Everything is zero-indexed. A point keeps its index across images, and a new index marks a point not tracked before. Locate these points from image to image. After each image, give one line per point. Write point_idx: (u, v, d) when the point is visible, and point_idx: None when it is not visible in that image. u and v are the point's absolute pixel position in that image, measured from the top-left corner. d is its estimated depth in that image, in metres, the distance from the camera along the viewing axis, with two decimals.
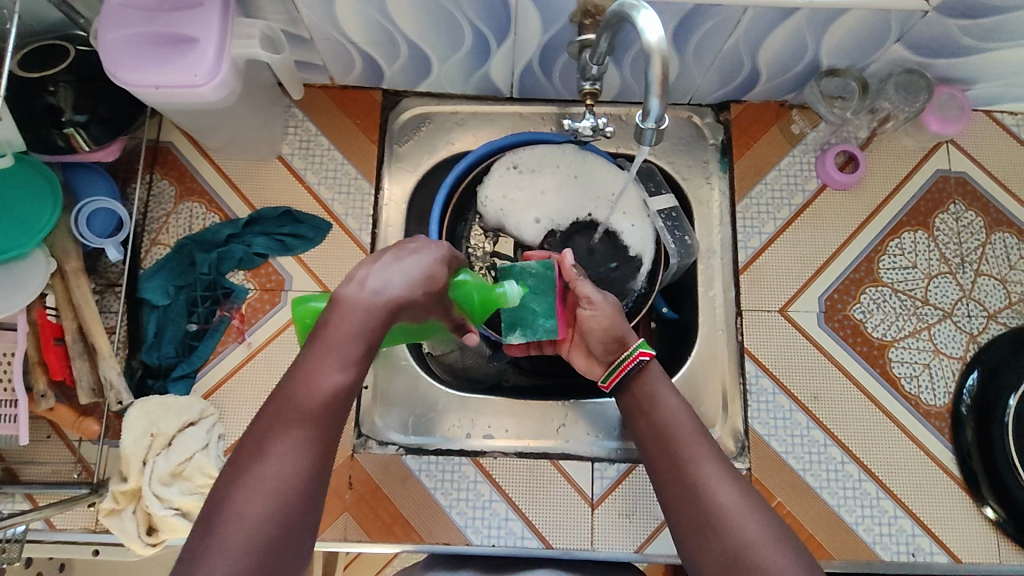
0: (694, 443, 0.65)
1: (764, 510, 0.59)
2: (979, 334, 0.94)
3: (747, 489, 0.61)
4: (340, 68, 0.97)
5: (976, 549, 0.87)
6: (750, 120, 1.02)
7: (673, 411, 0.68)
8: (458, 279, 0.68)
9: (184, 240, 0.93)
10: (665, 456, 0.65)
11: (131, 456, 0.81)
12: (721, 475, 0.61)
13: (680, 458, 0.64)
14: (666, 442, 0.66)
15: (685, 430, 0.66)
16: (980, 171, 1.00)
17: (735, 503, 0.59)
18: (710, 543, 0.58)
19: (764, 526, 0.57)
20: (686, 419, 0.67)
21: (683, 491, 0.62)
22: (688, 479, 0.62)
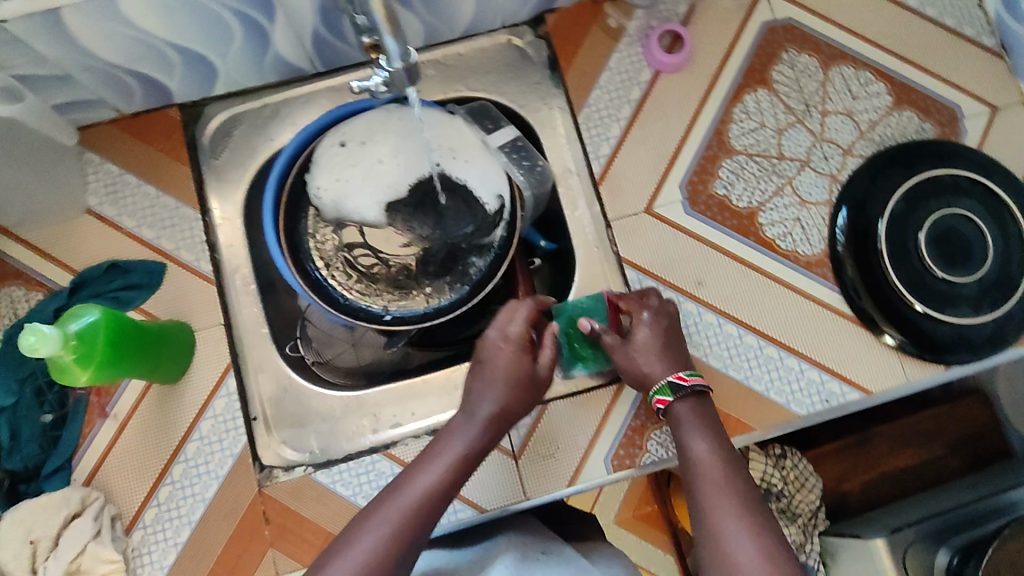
0: (721, 494, 0.66)
1: (786, 565, 0.61)
2: (840, 172, 0.94)
3: (768, 546, 0.62)
4: (119, 97, 0.88)
5: (881, 377, 0.89)
6: (568, 28, 0.97)
7: (699, 464, 0.70)
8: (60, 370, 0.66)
9: (12, 330, 0.85)
10: (694, 503, 0.68)
11: (16, 572, 0.74)
12: (741, 531, 0.63)
13: (707, 505, 0.66)
14: (696, 487, 0.69)
15: (712, 482, 0.68)
16: (804, 13, 0.98)
17: (755, 560, 0.61)
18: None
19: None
20: (715, 472, 0.69)
21: (705, 544, 0.64)
22: (708, 530, 0.64)
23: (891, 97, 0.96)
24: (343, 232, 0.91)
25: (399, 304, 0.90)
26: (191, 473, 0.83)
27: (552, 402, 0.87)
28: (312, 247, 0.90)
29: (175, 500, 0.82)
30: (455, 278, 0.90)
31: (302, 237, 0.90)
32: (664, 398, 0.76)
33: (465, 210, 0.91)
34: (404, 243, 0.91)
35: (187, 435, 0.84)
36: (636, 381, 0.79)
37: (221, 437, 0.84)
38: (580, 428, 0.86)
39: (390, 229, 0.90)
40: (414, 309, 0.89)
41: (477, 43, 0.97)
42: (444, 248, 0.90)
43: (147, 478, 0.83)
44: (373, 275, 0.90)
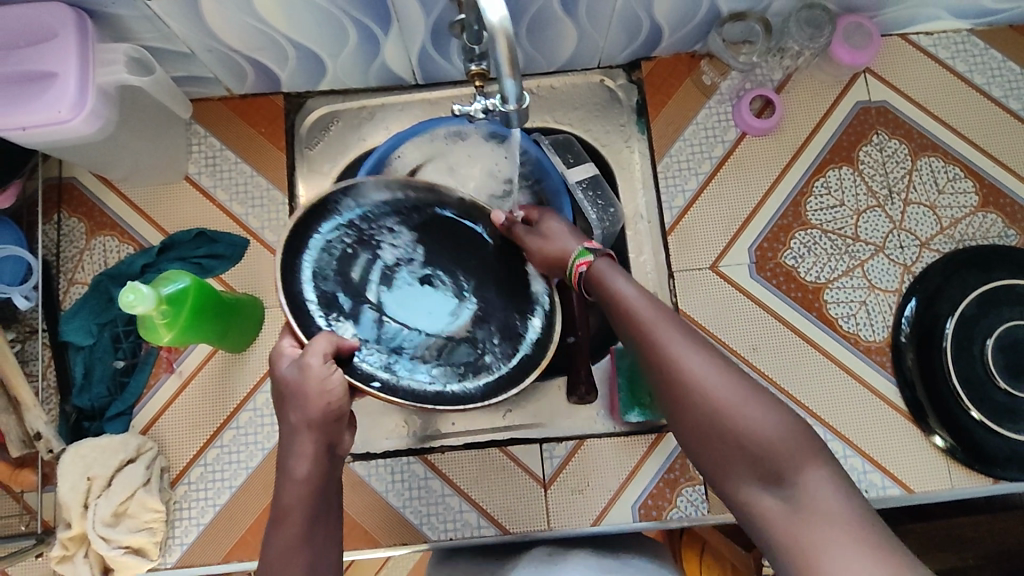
0: (656, 318, 0.62)
1: (739, 374, 0.59)
2: (913, 264, 0.93)
3: (715, 355, 0.59)
4: (231, 79, 0.93)
5: (925, 477, 0.88)
6: (663, 77, 0.98)
7: (626, 296, 0.64)
8: (150, 328, 0.72)
9: (99, 277, 0.90)
10: (630, 335, 0.63)
11: (70, 502, 0.80)
12: (684, 343, 0.60)
13: (647, 335, 0.61)
14: (633, 326, 0.62)
15: (647, 313, 0.62)
16: (902, 98, 0.97)
17: (710, 374, 0.58)
18: (693, 422, 0.57)
19: (738, 391, 0.57)
20: (644, 306, 0.63)
21: (654, 367, 0.60)
22: (660, 364, 0.59)
23: (978, 197, 0.95)
24: (354, 272, 0.77)
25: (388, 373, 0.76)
26: (240, 440, 0.88)
27: (589, 438, 0.89)
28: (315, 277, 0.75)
29: (221, 462, 0.88)
30: (462, 364, 0.79)
31: (305, 258, 0.75)
32: (586, 258, 0.69)
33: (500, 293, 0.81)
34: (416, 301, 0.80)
35: (242, 404, 0.89)
36: (559, 262, 0.73)
37: (272, 412, 0.89)
38: (612, 471, 0.88)
39: (408, 284, 0.80)
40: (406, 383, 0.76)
41: (570, 78, 0.99)
42: (454, 326, 0.80)
43: (199, 436, 0.88)
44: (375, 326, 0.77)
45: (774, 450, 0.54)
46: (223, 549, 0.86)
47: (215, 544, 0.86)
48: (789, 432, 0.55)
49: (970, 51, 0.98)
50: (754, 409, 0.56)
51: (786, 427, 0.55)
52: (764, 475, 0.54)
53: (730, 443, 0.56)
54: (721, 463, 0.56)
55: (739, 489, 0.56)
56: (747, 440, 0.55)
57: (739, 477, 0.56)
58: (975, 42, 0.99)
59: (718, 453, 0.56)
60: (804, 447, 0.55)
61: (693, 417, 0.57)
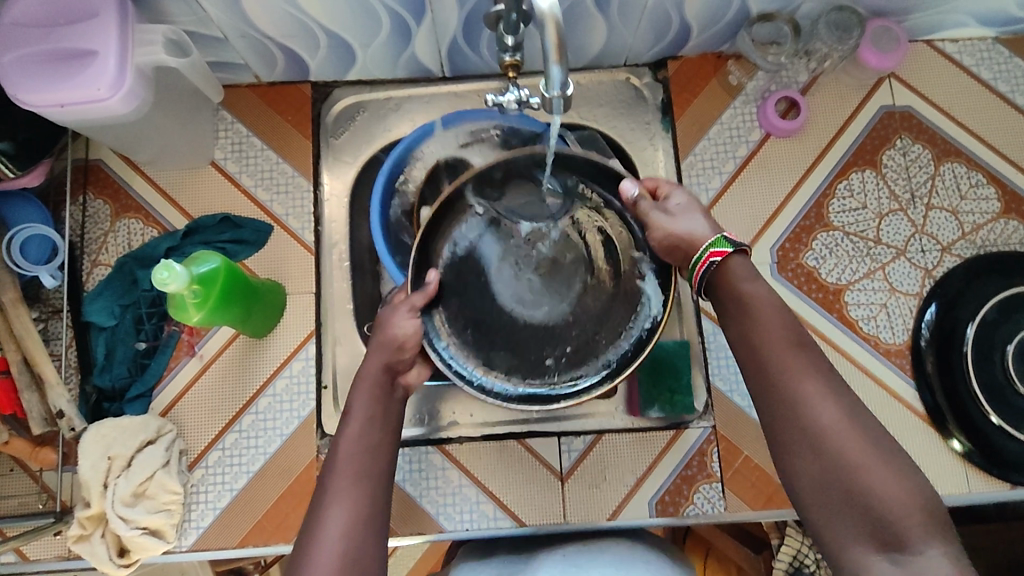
0: (789, 353, 0.59)
1: (872, 430, 0.56)
2: (934, 268, 0.93)
3: (848, 404, 0.57)
4: (262, 66, 0.93)
5: (943, 480, 0.88)
6: (689, 75, 0.99)
7: (754, 307, 0.62)
8: (178, 307, 0.72)
9: (123, 258, 0.91)
10: (756, 362, 0.61)
11: (90, 481, 0.80)
12: (816, 385, 0.57)
13: (773, 369, 0.59)
14: (753, 343, 0.61)
15: (777, 340, 0.60)
16: (926, 104, 0.98)
17: (839, 424, 0.56)
18: (810, 464, 0.56)
19: (868, 448, 0.54)
20: (771, 325, 0.61)
21: (778, 400, 0.58)
22: (780, 390, 0.58)
23: (1001, 204, 0.95)
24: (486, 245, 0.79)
25: (462, 348, 0.76)
26: (259, 425, 0.88)
27: (607, 433, 0.89)
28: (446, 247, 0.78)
29: (239, 447, 0.88)
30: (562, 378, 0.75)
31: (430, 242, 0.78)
32: (722, 249, 0.65)
33: (602, 310, 0.76)
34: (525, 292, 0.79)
35: (261, 389, 0.89)
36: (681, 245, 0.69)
37: (292, 398, 0.89)
38: (630, 466, 0.88)
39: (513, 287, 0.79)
40: (469, 366, 0.75)
41: (597, 75, 1.00)
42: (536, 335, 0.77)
43: (217, 421, 0.88)
44: (480, 310, 0.78)
45: (893, 509, 0.52)
46: (239, 533, 0.86)
47: (232, 528, 0.86)
48: (917, 503, 0.53)
49: (995, 59, 0.99)
50: (883, 470, 0.54)
51: (909, 488, 0.53)
52: (877, 532, 0.53)
53: (843, 489, 0.54)
54: (834, 512, 0.55)
55: (845, 541, 0.54)
56: (865, 489, 0.53)
57: (845, 528, 0.54)
58: (1000, 50, 0.99)
59: (827, 495, 0.55)
60: (924, 514, 0.52)
61: (806, 450, 0.56)
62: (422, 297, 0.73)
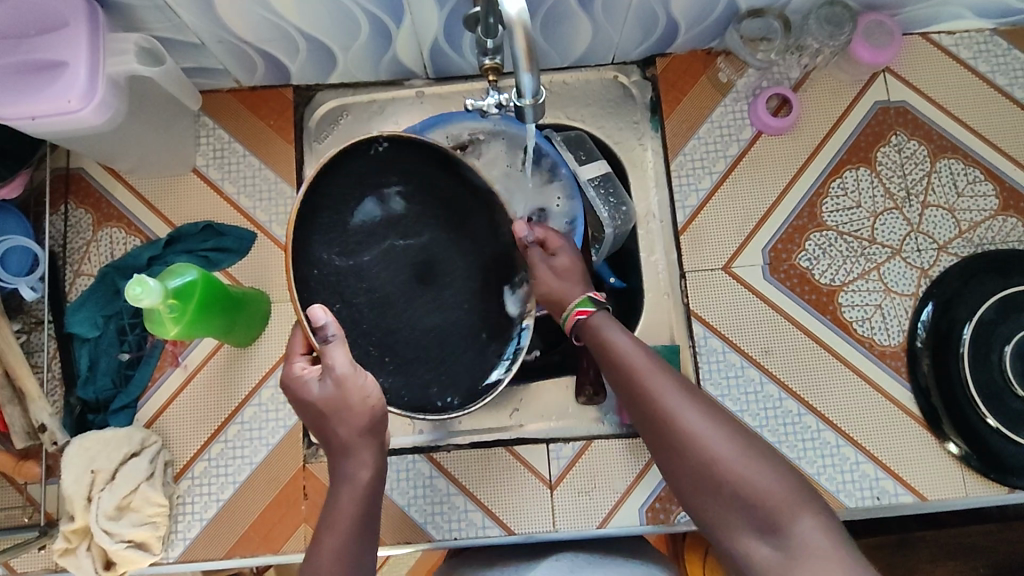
0: (649, 368, 0.66)
1: (731, 425, 0.62)
2: (930, 268, 0.91)
3: (706, 406, 0.63)
4: (241, 70, 0.92)
5: (941, 484, 0.87)
6: (678, 73, 0.96)
7: (622, 347, 0.68)
8: (154, 324, 0.70)
9: (105, 268, 0.90)
10: (624, 386, 0.67)
11: (73, 495, 0.79)
12: (677, 393, 0.64)
13: (639, 388, 0.65)
14: (630, 377, 0.67)
15: (638, 358, 0.67)
16: (921, 99, 0.95)
17: (701, 425, 0.62)
18: (686, 469, 0.61)
19: (731, 442, 0.60)
20: (639, 358, 0.67)
21: (647, 415, 0.64)
22: (654, 414, 0.64)
23: (998, 200, 0.93)
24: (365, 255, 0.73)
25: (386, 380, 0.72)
26: (245, 435, 0.88)
27: (596, 440, 0.88)
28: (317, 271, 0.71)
29: (225, 457, 0.87)
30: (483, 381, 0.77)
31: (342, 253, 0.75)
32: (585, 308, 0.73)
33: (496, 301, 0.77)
34: (417, 289, 0.75)
35: (247, 398, 0.89)
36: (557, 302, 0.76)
37: (277, 407, 0.88)
38: (620, 472, 0.87)
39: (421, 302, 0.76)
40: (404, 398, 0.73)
41: (584, 74, 0.98)
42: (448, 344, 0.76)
43: (203, 431, 0.88)
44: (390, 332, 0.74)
45: (771, 501, 0.58)
46: (226, 544, 0.85)
47: (219, 538, 0.85)
48: (781, 485, 0.58)
49: (993, 52, 0.96)
50: (745, 460, 0.60)
51: (780, 479, 0.59)
52: (761, 527, 0.58)
53: (727, 494, 0.59)
54: (715, 508, 0.60)
55: (734, 538, 0.59)
56: (736, 485, 0.59)
57: (733, 528, 0.59)
58: (998, 42, 0.97)
59: (705, 492, 0.60)
60: (801, 499, 0.58)
61: (676, 452, 0.62)
62: (340, 349, 0.62)
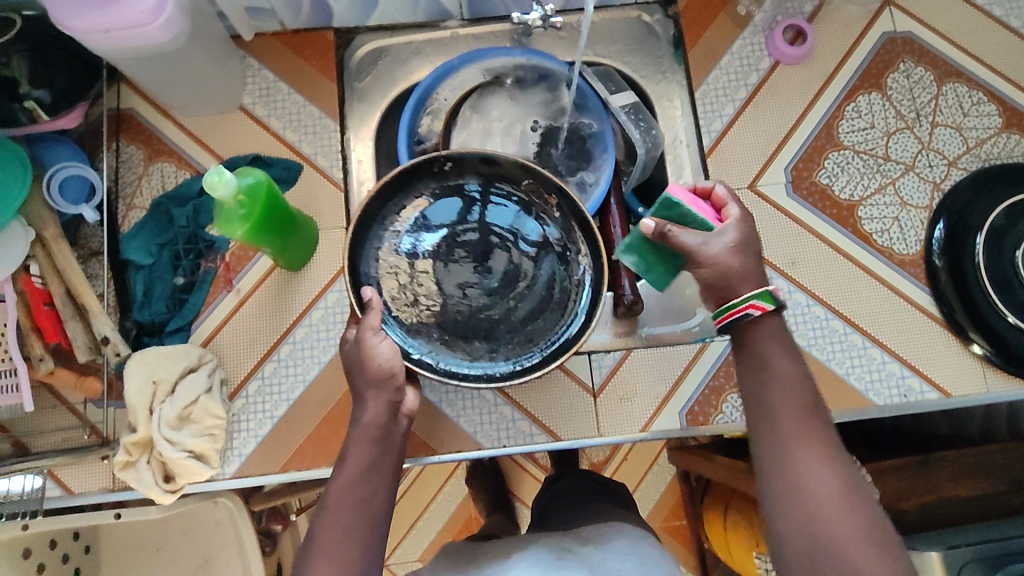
0: (794, 421, 0.62)
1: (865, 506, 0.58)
2: (942, 182, 0.97)
3: (844, 478, 0.59)
4: (287, 11, 0.96)
5: (963, 382, 0.91)
6: (698, 11, 1.02)
7: (779, 379, 0.63)
8: (221, 219, 0.74)
9: (159, 199, 0.93)
10: (761, 425, 0.63)
11: (137, 406, 0.82)
12: (818, 456, 0.60)
13: (781, 434, 0.62)
14: (769, 420, 0.63)
15: (787, 403, 0.62)
16: (926, 30, 1.02)
17: (834, 497, 0.58)
18: (800, 535, 0.58)
19: (860, 523, 0.57)
20: (792, 392, 0.63)
21: (778, 464, 0.61)
22: (787, 468, 0.60)
23: (1002, 119, 0.99)
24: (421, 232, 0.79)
25: (426, 344, 0.78)
26: (297, 354, 0.90)
27: (635, 349, 0.92)
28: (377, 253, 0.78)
29: (278, 376, 0.90)
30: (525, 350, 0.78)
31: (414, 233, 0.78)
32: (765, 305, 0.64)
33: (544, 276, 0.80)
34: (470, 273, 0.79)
35: (298, 319, 0.92)
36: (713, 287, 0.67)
37: (327, 327, 0.92)
38: (659, 378, 0.91)
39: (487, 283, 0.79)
40: (450, 361, 0.77)
41: (610, 14, 1.03)
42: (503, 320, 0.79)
43: (256, 351, 0.90)
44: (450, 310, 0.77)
45: None
46: (281, 459, 0.88)
47: (273, 454, 0.88)
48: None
49: None
50: (870, 548, 0.56)
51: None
52: None
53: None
54: None
55: None
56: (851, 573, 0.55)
57: None
58: None
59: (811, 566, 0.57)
60: None
61: (795, 512, 0.58)
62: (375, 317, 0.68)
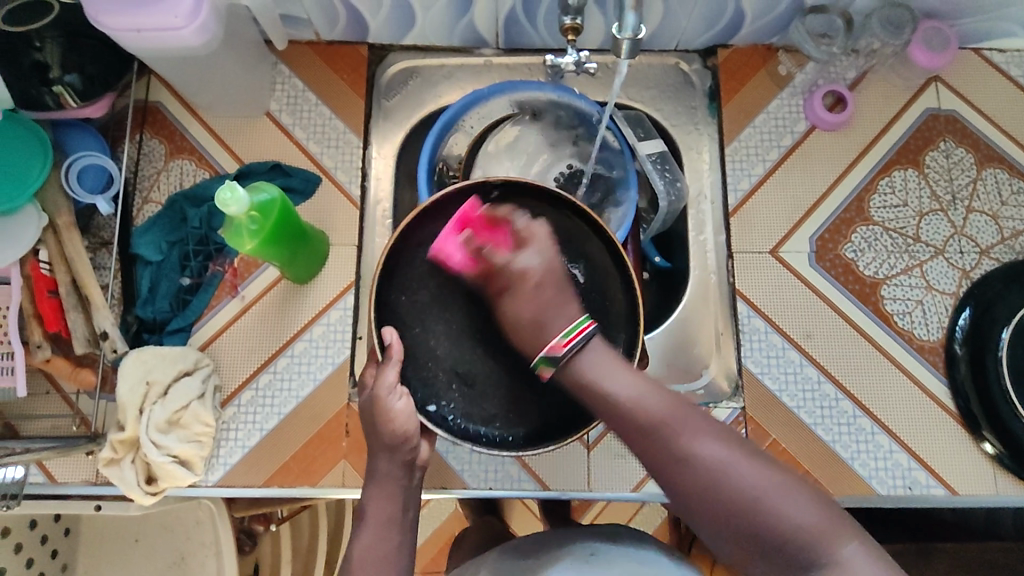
0: (664, 417, 0.60)
1: (751, 454, 0.59)
2: (972, 269, 0.94)
3: (725, 436, 0.60)
4: (324, 22, 0.96)
5: (972, 481, 0.88)
6: (737, 65, 1.00)
7: (622, 390, 0.61)
8: (232, 233, 0.74)
9: (174, 197, 0.93)
10: (638, 440, 0.60)
11: (127, 404, 0.81)
12: (696, 435, 0.59)
13: (660, 439, 0.59)
14: (641, 428, 0.60)
15: (649, 407, 0.60)
16: (971, 110, 0.99)
17: (724, 462, 0.58)
18: (717, 515, 0.57)
19: (757, 470, 0.57)
20: (641, 395, 0.61)
21: (672, 470, 0.59)
22: (676, 465, 0.58)
23: None
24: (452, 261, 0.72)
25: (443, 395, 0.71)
26: (294, 368, 0.90)
27: None
28: (406, 298, 0.72)
29: (272, 388, 0.89)
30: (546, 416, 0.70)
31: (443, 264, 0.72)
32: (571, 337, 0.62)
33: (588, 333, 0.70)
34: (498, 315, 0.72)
35: (299, 333, 0.91)
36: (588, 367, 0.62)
37: (327, 344, 0.91)
38: None
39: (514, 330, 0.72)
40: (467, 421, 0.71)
41: (647, 58, 1.01)
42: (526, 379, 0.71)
43: (253, 360, 0.90)
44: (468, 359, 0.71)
45: (806, 534, 0.54)
46: (265, 474, 0.87)
47: (258, 467, 0.87)
48: (823, 515, 0.55)
49: None
50: (782, 493, 0.56)
51: (824, 510, 0.56)
52: (797, 565, 0.54)
53: (764, 535, 0.55)
54: (753, 552, 0.56)
55: None
56: (771, 524, 0.55)
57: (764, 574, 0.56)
58: None
59: (741, 536, 0.56)
60: (838, 524, 0.55)
61: (707, 497, 0.57)
62: (395, 370, 0.67)
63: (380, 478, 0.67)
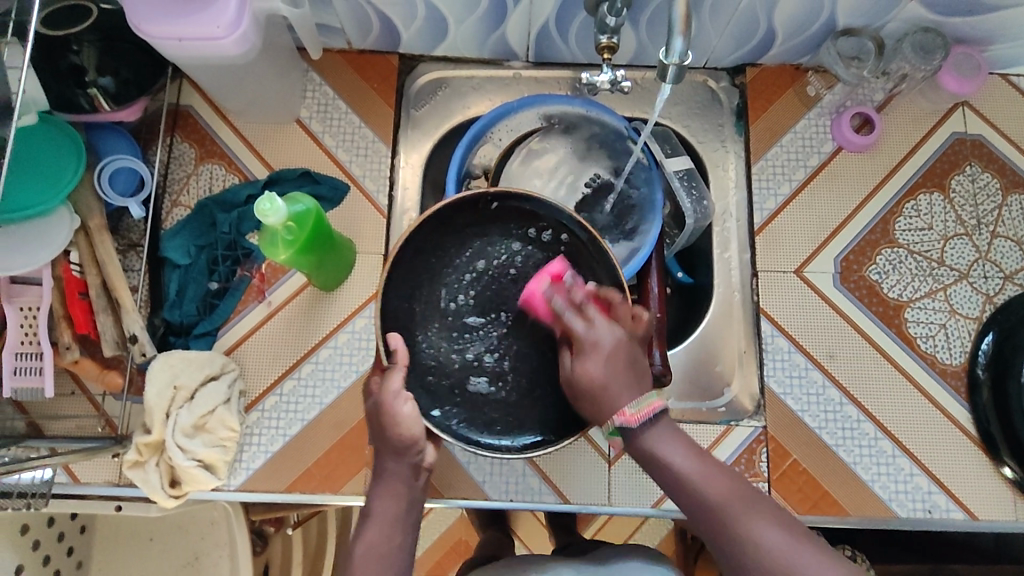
0: (724, 496, 0.62)
1: (807, 536, 0.61)
2: (996, 295, 0.94)
3: (780, 517, 0.61)
4: (356, 32, 0.97)
5: (993, 507, 0.88)
6: (765, 85, 1.00)
7: (683, 465, 0.63)
8: (267, 241, 0.74)
9: (205, 201, 0.94)
10: (697, 519, 0.62)
11: (154, 408, 0.82)
12: (755, 512, 0.61)
13: (720, 517, 0.61)
14: (701, 507, 0.62)
15: (708, 486, 0.62)
16: (998, 135, 0.99)
17: (782, 544, 0.59)
18: None
19: (814, 554, 0.59)
20: (701, 473, 0.63)
21: (729, 545, 0.60)
22: (734, 539, 0.60)
23: None
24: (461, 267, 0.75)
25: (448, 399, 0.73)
26: (318, 374, 0.90)
27: None
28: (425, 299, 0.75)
29: (296, 394, 0.89)
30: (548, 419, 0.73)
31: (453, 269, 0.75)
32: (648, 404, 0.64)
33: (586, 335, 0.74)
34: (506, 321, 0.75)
35: (324, 340, 0.91)
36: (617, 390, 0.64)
37: (352, 352, 0.91)
38: None
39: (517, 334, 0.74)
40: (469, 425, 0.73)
41: None
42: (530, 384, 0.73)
43: (278, 366, 0.90)
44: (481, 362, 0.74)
45: None
46: (287, 479, 0.87)
47: (280, 473, 0.87)
48: None
49: None
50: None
51: None
52: None
53: None
54: None
55: None
56: None
57: None
58: None
59: None
60: None
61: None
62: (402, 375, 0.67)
63: (410, 490, 0.67)
